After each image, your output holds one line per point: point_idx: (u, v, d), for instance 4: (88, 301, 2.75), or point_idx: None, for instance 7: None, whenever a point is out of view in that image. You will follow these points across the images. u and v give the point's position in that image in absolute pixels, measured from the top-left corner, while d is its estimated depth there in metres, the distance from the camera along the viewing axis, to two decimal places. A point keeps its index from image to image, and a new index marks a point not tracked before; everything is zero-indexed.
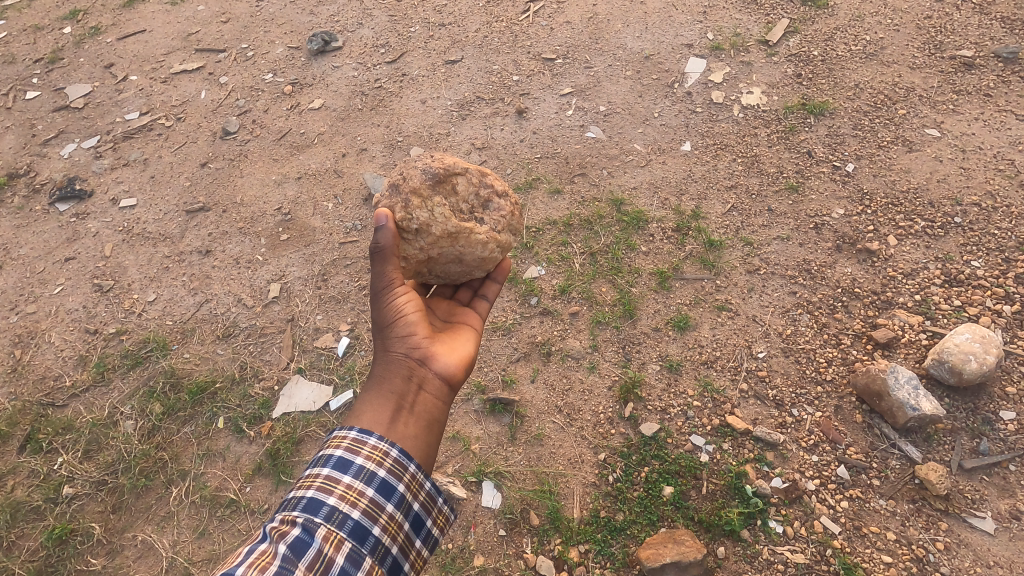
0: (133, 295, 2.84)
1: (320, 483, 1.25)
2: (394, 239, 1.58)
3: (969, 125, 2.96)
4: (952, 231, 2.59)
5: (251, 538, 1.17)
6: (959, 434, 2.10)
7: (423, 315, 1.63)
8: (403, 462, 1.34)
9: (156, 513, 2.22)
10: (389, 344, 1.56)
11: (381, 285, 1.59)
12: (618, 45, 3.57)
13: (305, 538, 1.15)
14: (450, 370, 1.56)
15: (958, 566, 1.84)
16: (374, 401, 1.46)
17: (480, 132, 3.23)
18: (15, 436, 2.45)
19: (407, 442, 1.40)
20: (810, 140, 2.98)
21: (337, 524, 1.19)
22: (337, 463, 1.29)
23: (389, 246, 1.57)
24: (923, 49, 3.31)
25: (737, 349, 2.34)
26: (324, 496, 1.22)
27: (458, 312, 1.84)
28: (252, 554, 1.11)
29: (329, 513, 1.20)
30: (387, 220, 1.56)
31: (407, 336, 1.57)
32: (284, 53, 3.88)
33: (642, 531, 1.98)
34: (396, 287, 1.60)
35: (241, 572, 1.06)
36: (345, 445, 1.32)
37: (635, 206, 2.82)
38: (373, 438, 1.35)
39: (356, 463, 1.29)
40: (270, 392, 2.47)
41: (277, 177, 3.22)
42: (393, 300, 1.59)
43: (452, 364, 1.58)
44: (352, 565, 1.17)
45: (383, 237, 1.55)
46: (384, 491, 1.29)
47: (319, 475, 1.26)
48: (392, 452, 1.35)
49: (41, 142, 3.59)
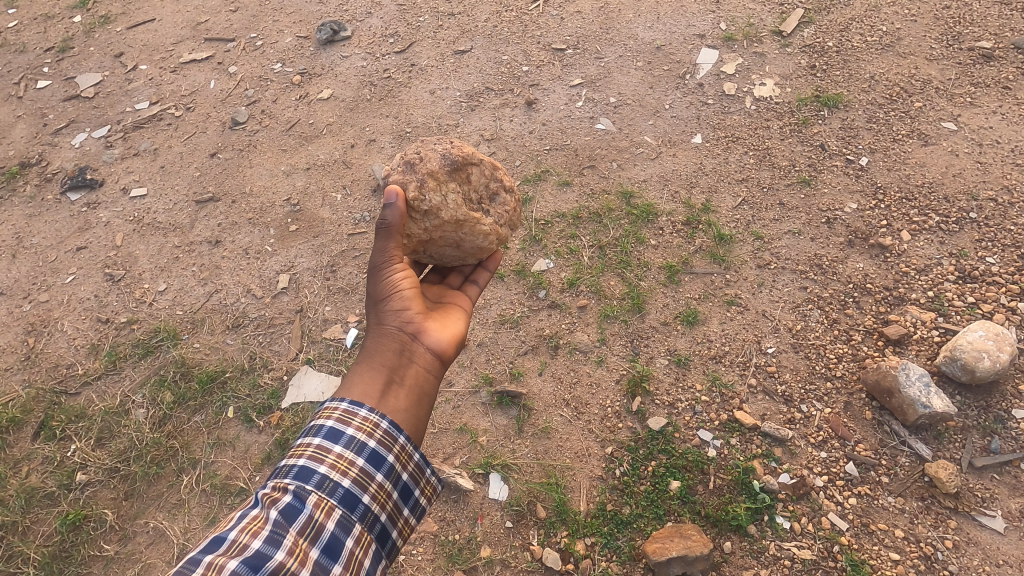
0: (144, 285, 2.86)
1: (311, 453, 1.27)
2: (400, 217, 1.58)
3: (986, 118, 2.91)
4: (967, 226, 2.56)
5: (244, 503, 1.20)
6: (970, 431, 2.08)
7: (417, 292, 1.63)
8: (392, 434, 1.36)
9: (167, 500, 2.25)
10: (383, 317, 1.56)
11: (381, 259, 1.59)
12: (630, 35, 3.53)
13: (296, 504, 1.18)
14: (442, 347, 1.56)
15: (966, 565, 1.84)
16: (365, 373, 1.45)
17: (490, 123, 3.22)
18: (30, 423, 2.48)
19: (398, 415, 1.40)
20: (823, 133, 2.94)
21: (328, 492, 1.22)
22: (328, 433, 1.30)
23: (395, 223, 1.57)
24: (941, 40, 3.26)
25: (746, 344, 2.33)
26: (315, 465, 1.24)
27: (453, 294, 1.83)
28: (245, 519, 1.14)
29: (320, 481, 1.22)
30: (395, 199, 1.57)
31: (400, 310, 1.57)
32: (293, 43, 3.86)
33: (648, 525, 1.98)
34: (394, 264, 1.60)
35: (233, 536, 1.10)
36: (336, 415, 1.33)
37: (644, 199, 2.80)
38: (364, 410, 1.36)
39: (347, 433, 1.31)
40: (280, 382, 2.48)
41: (287, 168, 3.22)
42: (390, 275, 1.59)
43: (444, 341, 1.58)
44: (343, 531, 1.20)
45: (390, 214, 1.56)
46: (375, 460, 1.31)
47: (310, 445, 1.28)
48: (382, 424, 1.36)
49: (53, 131, 3.60)
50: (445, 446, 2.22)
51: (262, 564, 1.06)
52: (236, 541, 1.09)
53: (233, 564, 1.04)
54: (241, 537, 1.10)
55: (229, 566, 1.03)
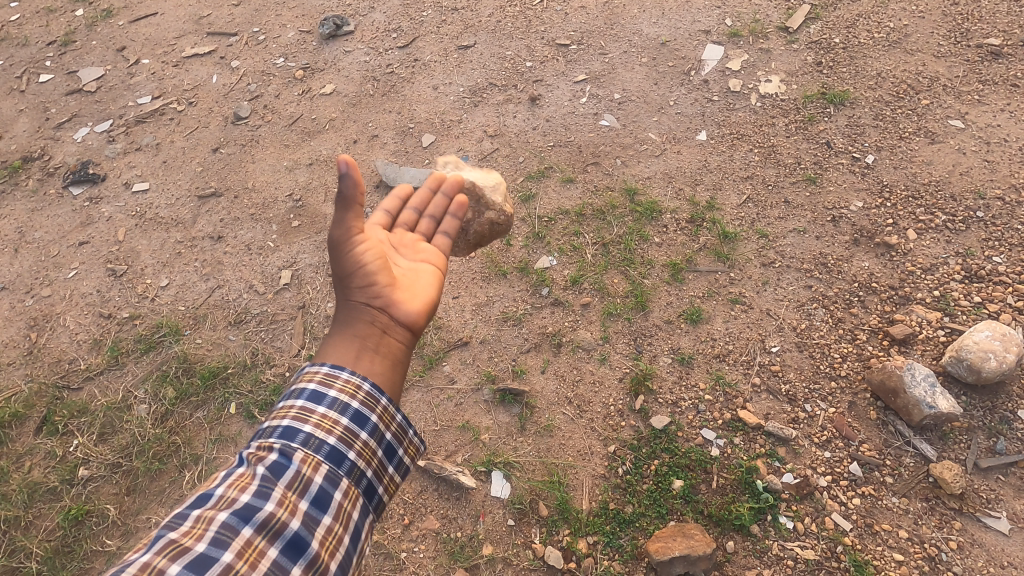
0: (147, 280, 2.86)
1: (295, 414, 1.26)
2: (358, 188, 1.43)
3: (994, 116, 2.88)
4: (974, 226, 2.54)
5: (230, 463, 1.21)
6: (975, 432, 2.07)
7: (384, 261, 1.53)
8: (374, 395, 1.34)
9: (169, 496, 2.25)
10: (351, 290, 1.48)
11: (342, 233, 1.46)
12: (634, 31, 3.50)
13: (283, 461, 1.18)
14: (415, 317, 1.51)
15: (970, 566, 1.83)
16: (339, 345, 1.42)
17: (493, 119, 3.20)
18: (32, 417, 2.48)
19: (377, 381, 1.38)
20: (829, 130, 2.92)
21: (314, 448, 1.21)
22: (311, 395, 1.29)
23: (353, 195, 1.43)
24: (949, 37, 3.23)
25: (750, 343, 2.32)
26: (299, 424, 1.24)
27: (427, 244, 1.71)
28: (232, 476, 1.15)
29: (305, 438, 1.22)
30: (348, 167, 1.40)
31: (368, 284, 1.48)
32: (295, 37, 3.85)
33: (651, 524, 1.98)
34: (356, 238, 1.48)
35: (221, 491, 1.12)
36: (318, 378, 1.32)
37: (648, 196, 2.78)
38: (346, 372, 1.34)
39: (330, 395, 1.30)
40: (282, 378, 2.48)
41: (289, 163, 3.21)
42: (354, 248, 1.48)
43: (417, 309, 1.52)
44: (331, 485, 1.20)
45: (346, 186, 1.41)
46: (358, 420, 1.30)
47: (293, 406, 1.27)
48: (364, 386, 1.34)
49: (55, 126, 3.59)
50: (447, 443, 2.22)
51: (252, 516, 1.08)
52: (224, 496, 1.10)
53: (223, 516, 1.07)
54: (230, 492, 1.11)
55: (221, 518, 1.06)
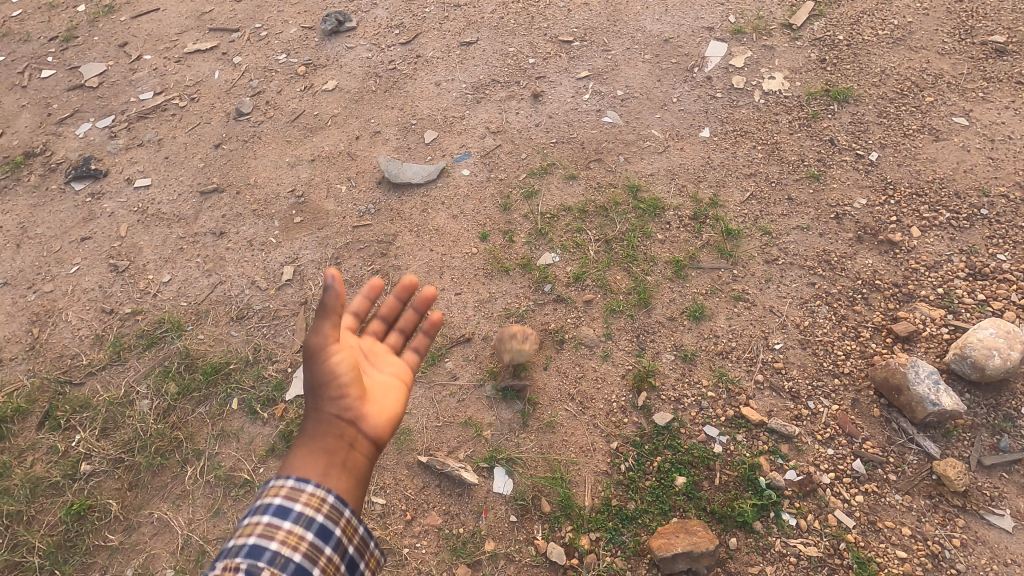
0: (149, 275, 2.86)
1: (261, 530, 1.27)
2: (340, 301, 1.46)
3: (999, 113, 2.87)
4: (978, 223, 2.53)
5: None
6: (979, 429, 2.07)
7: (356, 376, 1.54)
8: (339, 507, 1.36)
9: (172, 491, 2.25)
10: (323, 401, 1.49)
11: (317, 342, 1.48)
12: (637, 28, 3.50)
13: None
14: (382, 432, 1.52)
15: (973, 563, 1.83)
16: (306, 454, 1.43)
17: (496, 115, 3.20)
18: (34, 412, 2.48)
19: (344, 489, 1.39)
20: (833, 127, 2.92)
21: (280, 566, 1.22)
22: (276, 510, 1.30)
23: (334, 306, 1.45)
24: (953, 35, 3.22)
25: (753, 340, 2.32)
26: (265, 542, 1.24)
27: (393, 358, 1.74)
28: None
29: (271, 557, 1.22)
30: (334, 280, 1.44)
31: (340, 396, 1.49)
32: (298, 33, 3.84)
33: (653, 520, 1.97)
34: (332, 344, 1.49)
35: None
36: (284, 493, 1.33)
37: (651, 193, 2.78)
38: (311, 485, 1.36)
39: (296, 509, 1.31)
40: (284, 374, 2.48)
41: (291, 159, 3.21)
42: (329, 359, 1.49)
43: (385, 425, 1.53)
44: None
45: (329, 297, 1.43)
46: (323, 535, 1.30)
47: (259, 523, 1.28)
48: (329, 497, 1.36)
49: (57, 121, 3.59)
50: (449, 439, 2.22)
51: None
52: None
53: None
54: None
55: None
